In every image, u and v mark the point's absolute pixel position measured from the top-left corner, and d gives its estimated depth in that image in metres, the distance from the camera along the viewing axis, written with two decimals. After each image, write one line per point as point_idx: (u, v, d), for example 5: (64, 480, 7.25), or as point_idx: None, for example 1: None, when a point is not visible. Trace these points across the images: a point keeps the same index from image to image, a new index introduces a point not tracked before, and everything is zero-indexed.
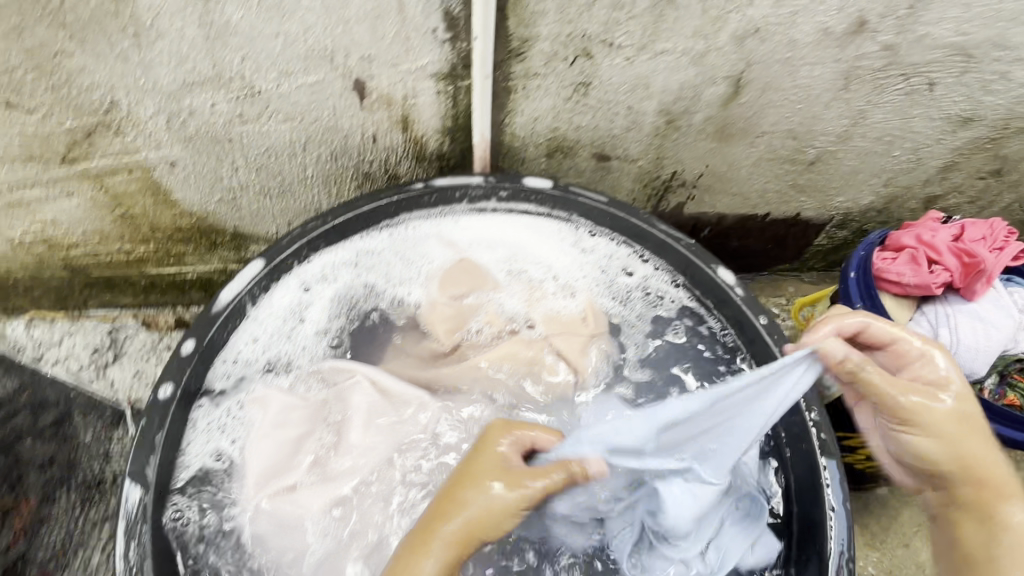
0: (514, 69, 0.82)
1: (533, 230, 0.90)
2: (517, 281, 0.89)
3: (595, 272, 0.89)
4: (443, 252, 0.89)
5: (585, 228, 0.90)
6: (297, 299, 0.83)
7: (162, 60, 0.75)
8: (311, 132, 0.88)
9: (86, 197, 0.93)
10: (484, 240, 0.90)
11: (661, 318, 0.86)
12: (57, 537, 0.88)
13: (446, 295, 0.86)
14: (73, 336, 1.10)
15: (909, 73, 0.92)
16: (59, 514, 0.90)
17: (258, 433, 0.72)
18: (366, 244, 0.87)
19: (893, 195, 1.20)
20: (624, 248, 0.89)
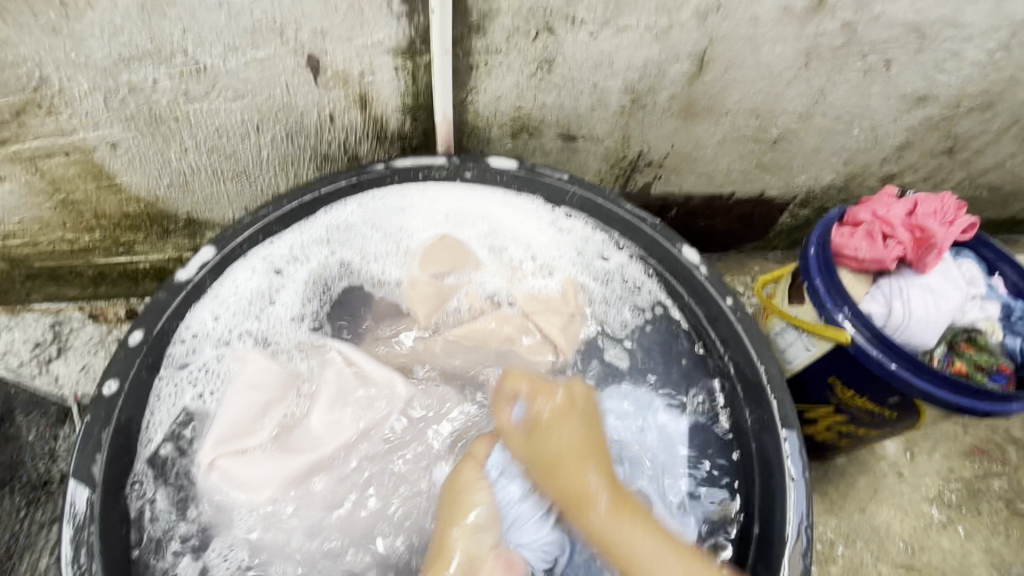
0: (475, 45, 0.80)
1: (510, 208, 0.88)
2: (500, 262, 0.88)
3: (572, 253, 0.88)
4: (421, 228, 0.88)
5: (563, 210, 0.88)
6: (266, 282, 0.80)
7: (96, 31, 0.70)
8: (264, 111, 0.83)
9: (20, 182, 0.87)
10: (461, 215, 0.88)
11: (638, 304, 0.85)
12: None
13: (427, 274, 0.85)
14: (12, 331, 1.04)
15: (867, 51, 0.94)
16: None
17: (235, 389, 0.72)
18: (334, 226, 0.84)
19: (853, 173, 1.22)
20: (601, 233, 0.87)
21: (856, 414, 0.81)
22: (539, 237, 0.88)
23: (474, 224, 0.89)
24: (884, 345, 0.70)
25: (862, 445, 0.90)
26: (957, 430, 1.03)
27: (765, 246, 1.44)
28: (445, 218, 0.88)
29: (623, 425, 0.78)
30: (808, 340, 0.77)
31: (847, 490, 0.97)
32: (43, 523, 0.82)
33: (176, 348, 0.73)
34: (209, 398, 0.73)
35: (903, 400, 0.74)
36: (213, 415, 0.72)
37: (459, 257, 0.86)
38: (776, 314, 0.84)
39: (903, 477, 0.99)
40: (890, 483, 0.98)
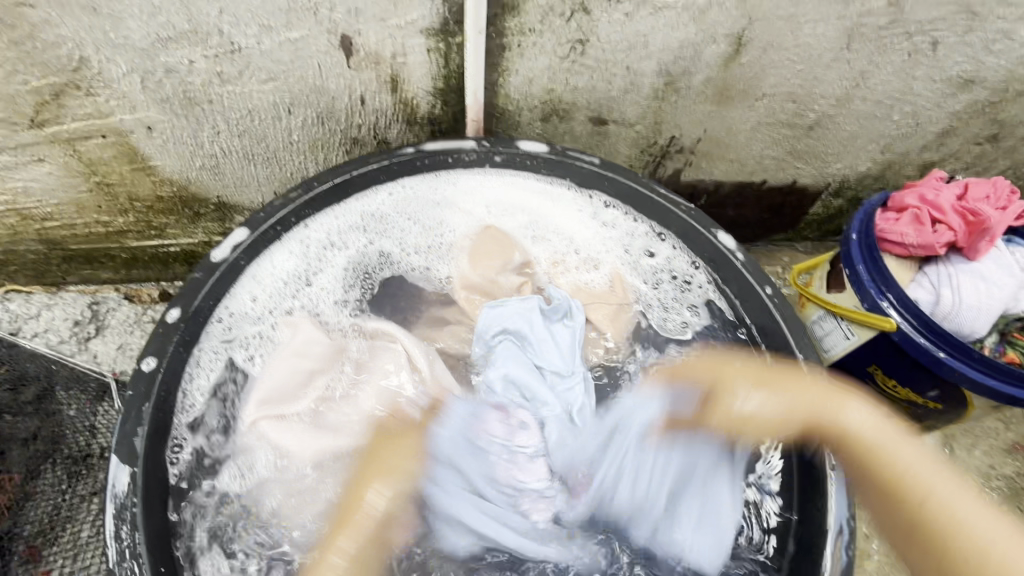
0: (508, 25, 0.79)
1: (545, 197, 0.89)
2: (548, 256, 0.88)
3: (618, 250, 0.87)
4: (466, 222, 0.88)
5: (602, 200, 0.88)
6: (305, 266, 0.81)
7: (134, 11, 0.70)
8: (296, 93, 0.83)
9: (58, 163, 0.88)
10: (505, 207, 0.89)
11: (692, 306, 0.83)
12: (42, 514, 0.79)
13: (477, 270, 0.85)
14: (51, 309, 1.04)
15: (912, 31, 0.90)
16: (44, 490, 0.80)
17: (283, 348, 0.75)
18: (369, 211, 0.85)
19: (890, 161, 1.19)
20: (643, 224, 0.87)
21: (896, 405, 0.79)
22: (575, 224, 0.88)
23: (513, 212, 0.89)
24: (932, 334, 0.67)
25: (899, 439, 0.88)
26: (997, 426, 1.00)
27: (795, 237, 1.41)
28: (480, 205, 0.89)
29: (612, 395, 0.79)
30: (848, 328, 0.75)
31: None
32: (84, 496, 0.82)
33: (213, 326, 0.73)
34: (255, 364, 0.74)
35: (946, 393, 0.72)
36: (257, 377, 0.74)
37: (503, 245, 0.86)
38: (813, 302, 0.81)
39: None
40: None
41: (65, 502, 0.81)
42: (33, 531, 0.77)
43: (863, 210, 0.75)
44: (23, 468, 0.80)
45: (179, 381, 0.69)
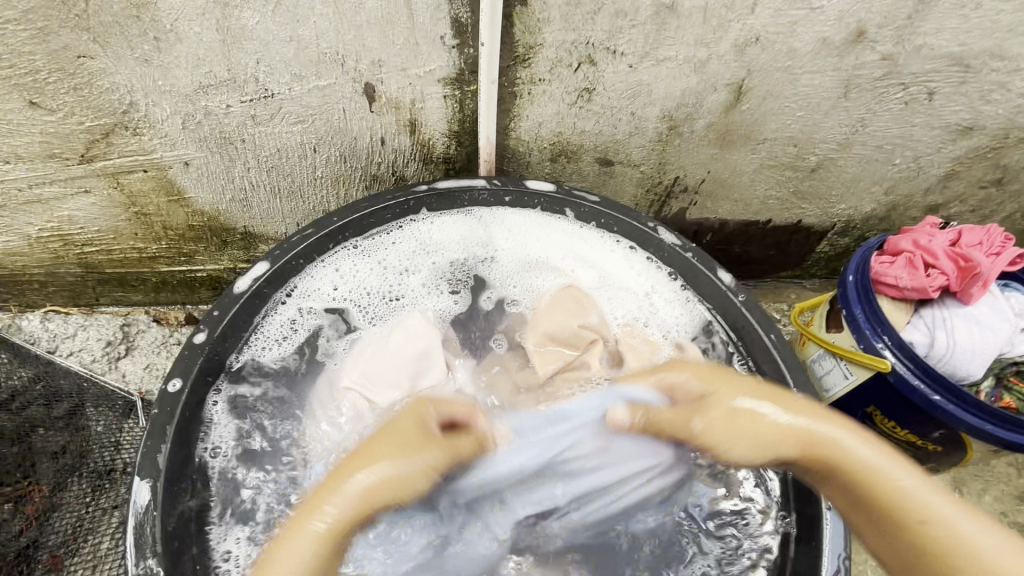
0: (520, 75, 0.85)
1: (582, 243, 0.93)
2: (625, 326, 0.88)
3: (682, 312, 0.88)
4: (555, 279, 0.93)
5: (627, 247, 0.92)
6: (387, 292, 0.89)
7: (181, 62, 0.77)
8: (322, 134, 0.90)
9: (101, 195, 0.95)
10: (581, 260, 0.92)
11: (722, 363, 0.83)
12: (67, 525, 0.77)
13: (557, 322, 0.86)
14: (87, 330, 1.11)
15: (908, 82, 0.94)
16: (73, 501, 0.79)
17: (397, 327, 0.83)
18: (405, 245, 0.91)
19: (894, 203, 1.21)
20: (678, 284, 0.89)
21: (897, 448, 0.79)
22: (631, 286, 0.91)
23: (566, 266, 0.93)
24: (927, 376, 0.69)
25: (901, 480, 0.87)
26: (1009, 472, 0.99)
27: (802, 274, 1.42)
28: (510, 252, 0.94)
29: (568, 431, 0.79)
30: (847, 368, 0.77)
31: None
32: (106, 509, 0.82)
33: (270, 316, 0.82)
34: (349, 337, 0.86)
35: (948, 435, 0.72)
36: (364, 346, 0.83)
37: (586, 306, 0.87)
38: (813, 341, 0.83)
39: None
40: None
41: (88, 514, 0.80)
42: (58, 540, 0.76)
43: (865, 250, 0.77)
44: (52, 479, 0.79)
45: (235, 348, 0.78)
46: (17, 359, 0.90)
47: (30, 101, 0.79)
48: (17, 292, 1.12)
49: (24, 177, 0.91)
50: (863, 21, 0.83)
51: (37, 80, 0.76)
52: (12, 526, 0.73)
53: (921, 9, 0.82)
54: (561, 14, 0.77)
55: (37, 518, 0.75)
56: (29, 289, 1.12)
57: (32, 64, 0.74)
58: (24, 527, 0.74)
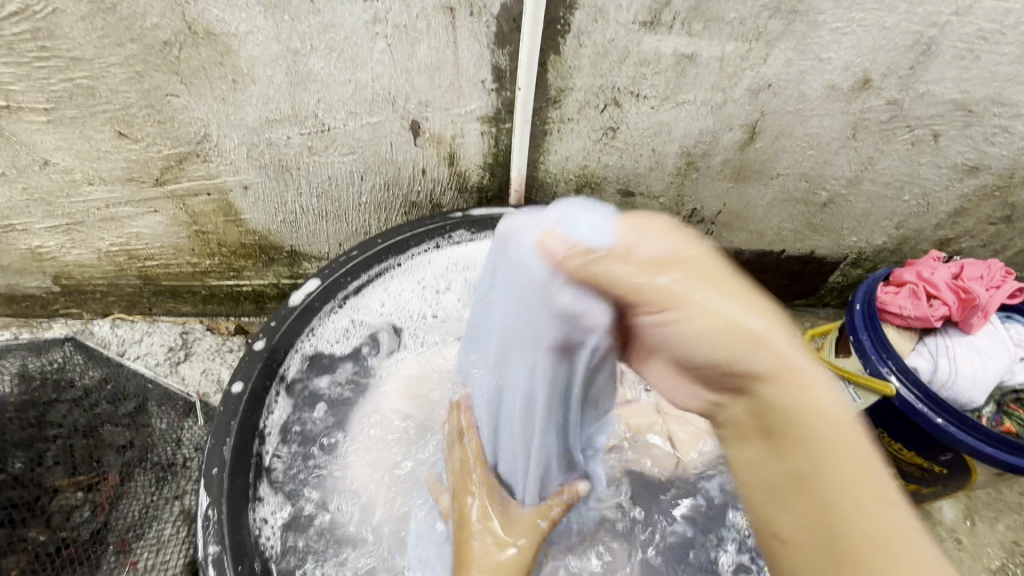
0: (551, 115, 0.93)
1: None
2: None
3: None
4: None
5: None
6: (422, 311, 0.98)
7: (252, 100, 0.87)
8: (369, 164, 0.99)
9: (168, 214, 1.06)
10: None
11: None
12: (134, 512, 0.84)
13: None
14: (151, 335, 1.21)
15: (913, 125, 1.00)
16: (139, 490, 0.86)
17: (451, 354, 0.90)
18: (444, 268, 0.98)
19: (904, 237, 1.26)
20: None
21: (906, 469, 0.83)
22: None
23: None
24: (930, 400, 0.73)
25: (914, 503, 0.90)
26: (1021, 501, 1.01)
27: (816, 303, 1.47)
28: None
29: None
30: (854, 392, 0.81)
31: None
32: (168, 499, 0.87)
33: (326, 320, 0.90)
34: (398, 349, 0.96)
35: (956, 458, 0.75)
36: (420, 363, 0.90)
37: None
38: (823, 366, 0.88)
39: (962, 545, 0.97)
40: (948, 549, 0.96)
41: (153, 502, 0.86)
42: (125, 525, 0.82)
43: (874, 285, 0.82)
44: (119, 469, 0.86)
45: (292, 351, 0.85)
46: (89, 361, 1.01)
47: (119, 132, 0.90)
48: (81, 300, 1.22)
49: (103, 198, 1.01)
50: (868, 70, 0.90)
51: (128, 114, 0.87)
52: (87, 509, 0.82)
53: (923, 60, 0.89)
54: (590, 62, 0.86)
55: (107, 504, 0.83)
56: (93, 298, 1.22)
57: (125, 100, 0.85)
58: (97, 511, 0.82)
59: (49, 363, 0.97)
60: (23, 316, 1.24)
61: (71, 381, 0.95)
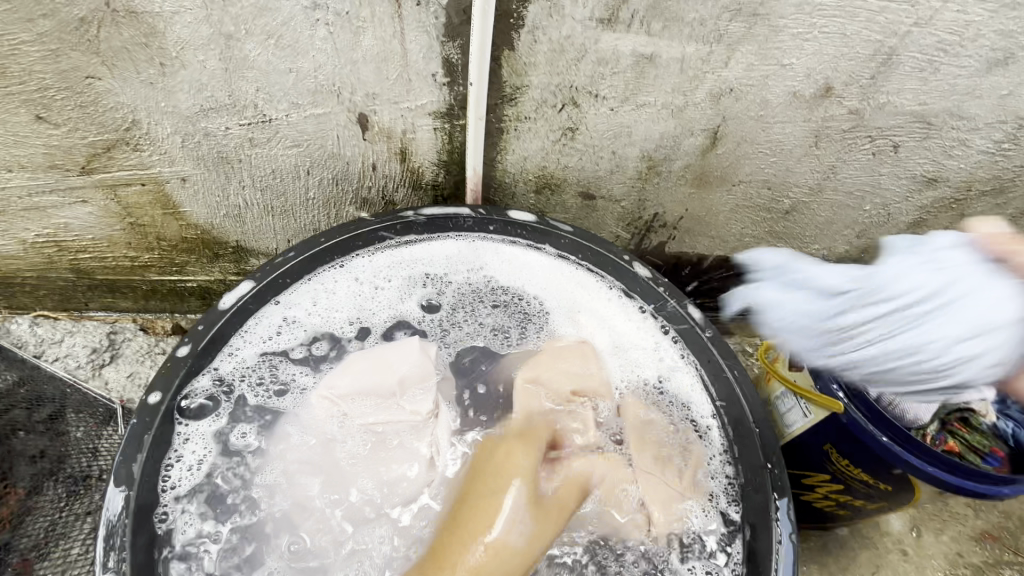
0: (506, 112, 0.89)
1: (577, 282, 0.94)
2: (628, 392, 0.85)
3: (673, 363, 0.87)
4: (570, 325, 0.93)
5: (617, 289, 0.93)
6: (362, 310, 0.90)
7: (184, 86, 0.81)
8: (315, 158, 0.94)
9: (98, 205, 0.99)
10: (572, 301, 0.94)
11: (694, 404, 0.83)
12: (40, 529, 0.79)
13: (559, 369, 0.85)
14: (73, 336, 1.13)
15: (874, 135, 0.99)
16: (45, 506, 0.81)
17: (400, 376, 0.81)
18: (397, 279, 0.93)
19: (865, 246, 1.26)
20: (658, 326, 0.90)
21: (852, 486, 0.82)
22: (639, 340, 0.89)
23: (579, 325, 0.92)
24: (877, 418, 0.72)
25: (861, 517, 0.90)
26: (966, 512, 1.02)
27: None
28: (508, 307, 0.95)
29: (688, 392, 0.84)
30: (805, 407, 0.80)
31: (846, 564, 0.96)
32: (78, 515, 0.82)
33: (265, 319, 0.84)
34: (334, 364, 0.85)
35: (901, 474, 0.74)
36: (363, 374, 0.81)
37: (592, 367, 0.85)
38: (776, 378, 0.87)
39: (907, 557, 0.97)
40: (894, 560, 0.97)
41: (61, 518, 0.81)
42: (29, 544, 0.77)
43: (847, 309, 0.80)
44: (28, 483, 0.82)
45: (222, 352, 0.80)
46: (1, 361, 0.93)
47: (37, 116, 0.83)
48: (8, 294, 1.14)
49: (24, 185, 0.94)
50: (830, 79, 0.89)
51: (45, 96, 0.80)
52: None
53: (884, 70, 0.88)
54: (546, 60, 0.82)
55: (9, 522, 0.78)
56: (20, 291, 1.14)
57: (42, 82, 0.78)
58: None
59: None
60: None
61: None
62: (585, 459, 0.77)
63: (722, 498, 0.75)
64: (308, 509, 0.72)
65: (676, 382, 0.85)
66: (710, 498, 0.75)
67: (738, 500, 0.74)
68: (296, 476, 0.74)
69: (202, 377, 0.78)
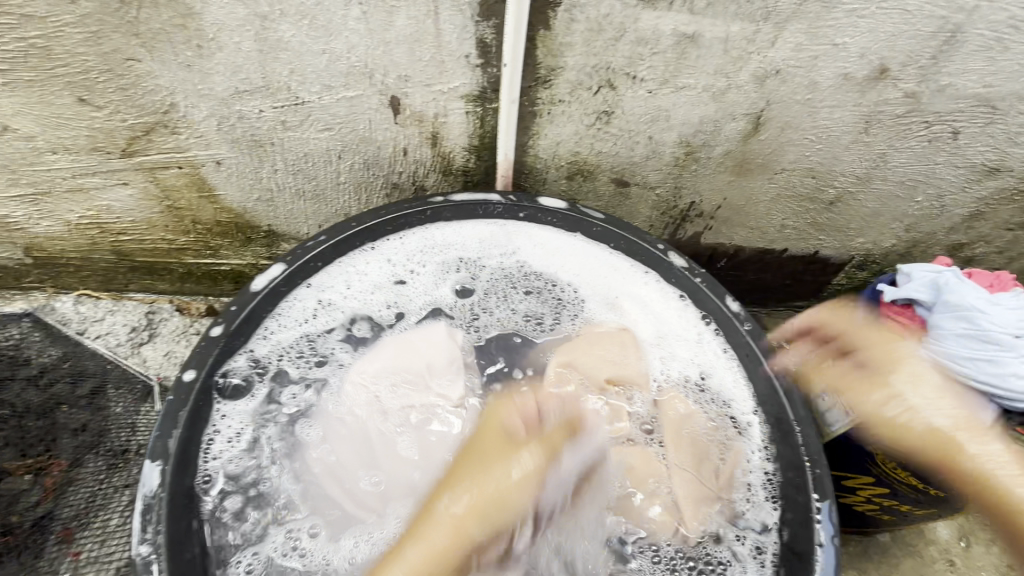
0: (540, 95, 0.87)
1: (613, 270, 0.92)
2: (665, 385, 0.84)
3: (714, 358, 0.84)
4: (606, 314, 0.91)
5: (653, 280, 0.90)
6: (393, 294, 0.90)
7: (220, 68, 0.81)
8: (347, 142, 0.93)
9: (138, 187, 1.01)
10: (607, 290, 0.92)
11: (735, 400, 0.80)
12: (81, 500, 0.81)
13: (592, 356, 0.85)
14: (114, 314, 1.17)
15: (932, 121, 0.93)
16: (86, 478, 0.83)
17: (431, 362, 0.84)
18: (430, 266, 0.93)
19: (914, 240, 1.19)
20: (698, 319, 0.86)
21: (899, 490, 0.78)
22: (680, 332, 0.87)
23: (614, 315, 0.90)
24: None
25: (907, 523, 0.85)
26: None
27: (818, 305, 1.41)
28: (544, 293, 0.93)
29: (728, 387, 0.81)
30: (850, 405, 0.76)
31: (887, 571, 0.92)
32: (117, 487, 0.84)
33: (299, 301, 0.84)
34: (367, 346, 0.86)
35: (953, 480, 0.70)
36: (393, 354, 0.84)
37: (629, 356, 0.85)
38: (818, 375, 0.83)
39: (955, 567, 0.92)
40: (940, 570, 0.92)
41: (101, 490, 0.83)
42: (71, 514, 0.80)
43: (945, 316, 0.73)
44: (71, 455, 0.84)
45: (257, 333, 0.80)
46: (48, 338, 0.97)
47: (81, 98, 0.85)
48: (53, 273, 1.18)
49: (69, 167, 0.96)
50: (886, 59, 0.83)
51: (88, 78, 0.82)
52: (33, 496, 0.80)
53: (946, 49, 0.82)
54: (583, 40, 0.80)
55: (54, 491, 0.81)
56: (65, 271, 1.18)
57: (85, 64, 0.80)
58: (41, 498, 0.80)
59: (7, 340, 0.95)
60: None
61: (26, 359, 0.92)
62: (614, 448, 0.79)
63: (758, 494, 0.73)
64: (342, 488, 0.74)
65: (716, 377, 0.82)
66: (747, 493, 0.73)
67: (777, 497, 0.72)
68: (336, 454, 0.76)
69: (235, 357, 0.78)
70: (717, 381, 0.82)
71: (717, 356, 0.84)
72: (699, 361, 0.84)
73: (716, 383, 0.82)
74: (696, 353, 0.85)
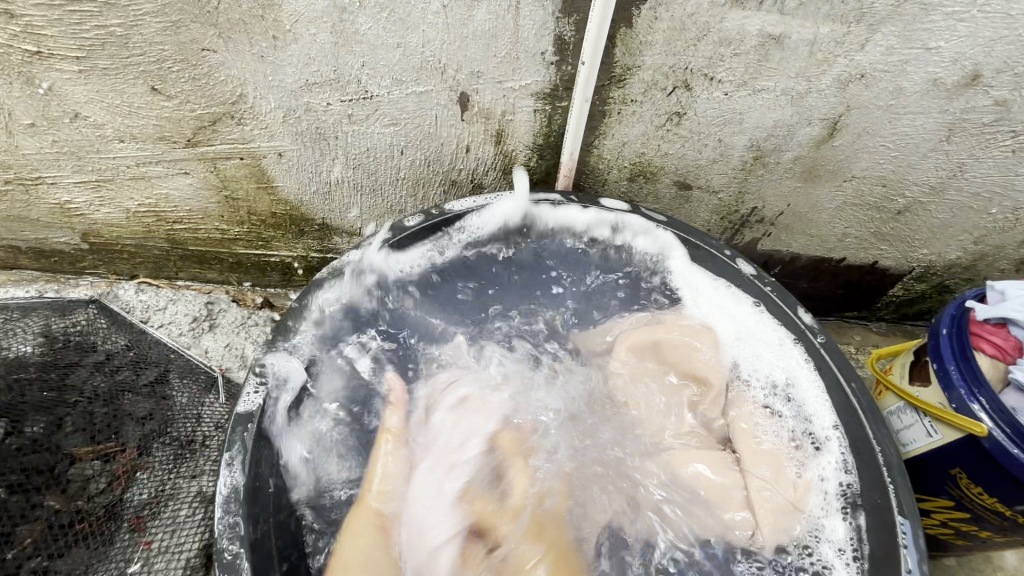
0: (612, 94, 0.84)
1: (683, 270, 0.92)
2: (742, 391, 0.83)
3: (795, 363, 0.82)
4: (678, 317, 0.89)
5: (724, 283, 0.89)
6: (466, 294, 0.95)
7: (293, 60, 0.81)
8: (411, 137, 0.92)
9: (199, 177, 1.01)
10: (679, 291, 0.92)
11: (820, 408, 0.78)
12: (151, 488, 0.83)
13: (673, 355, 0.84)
14: (175, 304, 1.15)
15: (1019, 130, 0.89)
16: (155, 467, 0.85)
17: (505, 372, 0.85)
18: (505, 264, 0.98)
19: (982, 253, 1.15)
20: (773, 326, 0.85)
21: (978, 515, 0.75)
22: (759, 336, 0.85)
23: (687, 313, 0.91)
24: None
25: (979, 549, 0.82)
26: None
27: (867, 316, 1.35)
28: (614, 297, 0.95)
29: (811, 396, 0.79)
30: (930, 424, 0.74)
31: None
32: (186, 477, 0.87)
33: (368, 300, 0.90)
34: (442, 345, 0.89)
35: None
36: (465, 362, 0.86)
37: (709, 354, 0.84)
38: (892, 391, 0.81)
39: None
40: None
41: (170, 479, 0.85)
42: (142, 501, 0.81)
43: None
44: (138, 442, 0.85)
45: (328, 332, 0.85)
46: (113, 326, 1.00)
47: (152, 87, 0.85)
48: (108, 260, 1.19)
49: (133, 155, 0.97)
50: (980, 65, 0.80)
51: (162, 67, 0.82)
52: (103, 481, 0.81)
53: None
54: (664, 38, 0.77)
55: (124, 477, 0.83)
56: (120, 258, 1.19)
57: (161, 53, 0.80)
58: (113, 484, 0.81)
59: (73, 326, 0.96)
60: (50, 270, 1.22)
61: (93, 345, 0.94)
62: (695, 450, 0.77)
63: (836, 504, 0.71)
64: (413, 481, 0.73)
65: (800, 387, 0.80)
66: (825, 504, 0.71)
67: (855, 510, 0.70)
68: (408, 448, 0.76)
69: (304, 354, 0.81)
70: (797, 388, 0.80)
71: (797, 362, 0.82)
72: (777, 366, 0.82)
73: (798, 391, 0.80)
74: (775, 359, 0.83)
